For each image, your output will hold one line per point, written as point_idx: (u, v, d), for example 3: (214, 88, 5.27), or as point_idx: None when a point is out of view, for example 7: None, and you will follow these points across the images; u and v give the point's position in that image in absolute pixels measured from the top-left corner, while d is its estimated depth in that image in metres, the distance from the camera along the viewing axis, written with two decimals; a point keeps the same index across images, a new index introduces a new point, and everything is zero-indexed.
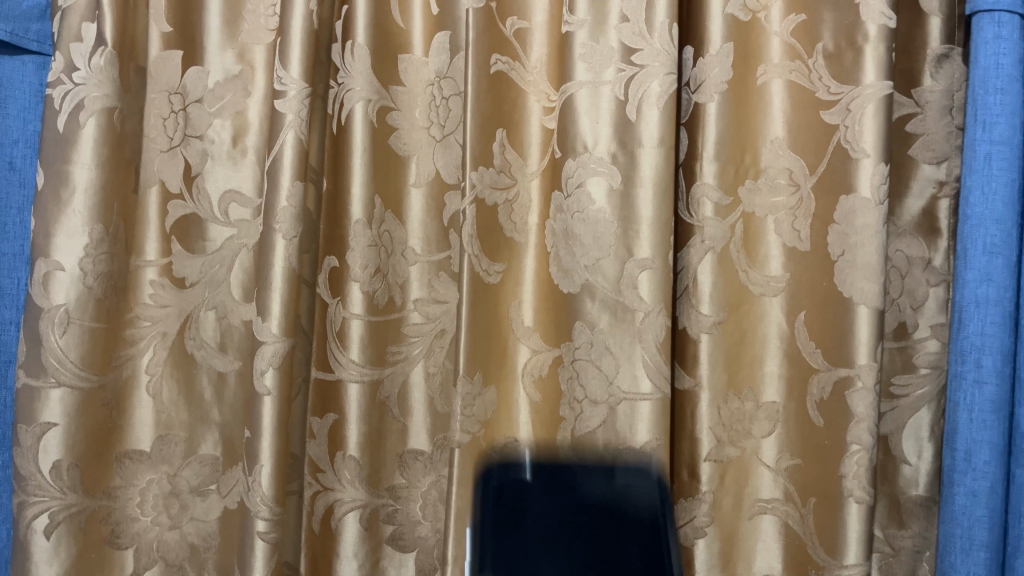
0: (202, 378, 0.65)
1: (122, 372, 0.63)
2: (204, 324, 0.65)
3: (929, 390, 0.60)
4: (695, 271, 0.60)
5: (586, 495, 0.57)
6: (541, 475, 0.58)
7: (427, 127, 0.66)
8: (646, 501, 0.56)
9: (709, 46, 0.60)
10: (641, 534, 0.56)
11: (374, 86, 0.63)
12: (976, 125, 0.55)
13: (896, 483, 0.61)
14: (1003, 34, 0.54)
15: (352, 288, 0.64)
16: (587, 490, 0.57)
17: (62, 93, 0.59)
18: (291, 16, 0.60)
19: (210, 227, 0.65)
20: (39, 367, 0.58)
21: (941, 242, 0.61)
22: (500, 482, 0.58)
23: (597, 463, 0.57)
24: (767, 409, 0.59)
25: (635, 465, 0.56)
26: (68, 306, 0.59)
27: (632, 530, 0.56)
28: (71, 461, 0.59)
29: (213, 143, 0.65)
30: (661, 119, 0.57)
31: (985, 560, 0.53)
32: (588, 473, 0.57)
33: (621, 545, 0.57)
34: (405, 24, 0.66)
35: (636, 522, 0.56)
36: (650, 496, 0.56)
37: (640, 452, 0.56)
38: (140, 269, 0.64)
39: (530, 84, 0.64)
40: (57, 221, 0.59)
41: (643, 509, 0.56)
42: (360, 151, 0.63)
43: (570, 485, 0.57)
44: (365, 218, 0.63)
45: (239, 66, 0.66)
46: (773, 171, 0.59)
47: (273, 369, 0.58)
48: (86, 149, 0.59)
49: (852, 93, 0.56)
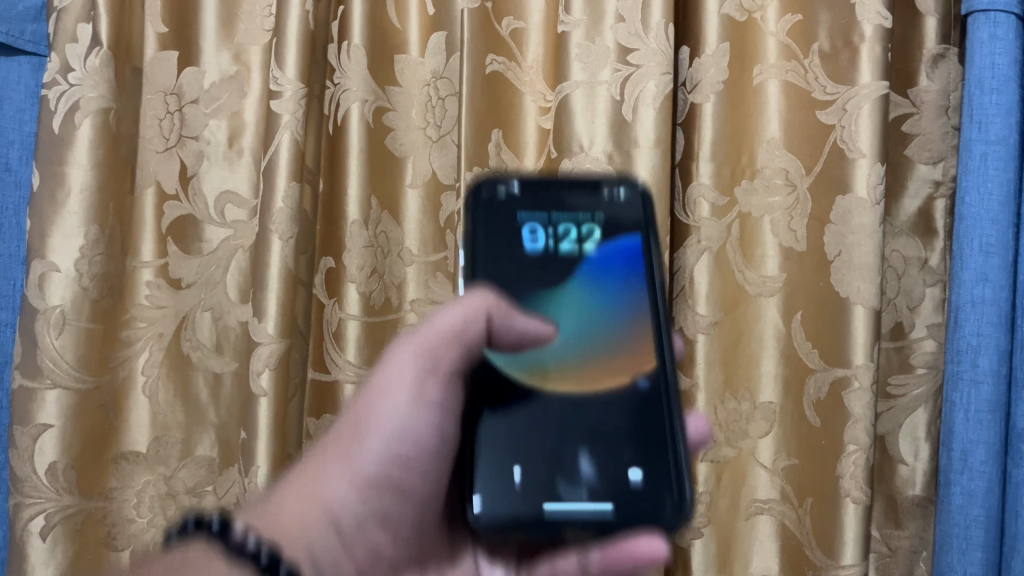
0: (198, 380, 0.64)
1: (118, 373, 0.63)
2: (200, 325, 0.64)
3: (926, 391, 0.60)
4: (692, 270, 0.59)
5: (567, 205, 0.44)
6: (523, 208, 0.44)
7: (423, 127, 0.65)
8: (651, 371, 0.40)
9: (705, 46, 0.59)
10: (650, 414, 0.39)
11: (370, 86, 0.63)
12: (972, 126, 0.55)
13: (893, 483, 0.61)
14: (999, 35, 0.54)
15: (349, 289, 0.63)
16: (565, 207, 0.44)
17: (57, 94, 0.59)
18: (287, 16, 0.60)
19: (207, 227, 0.65)
20: (36, 369, 0.58)
21: (937, 243, 0.61)
22: (493, 182, 0.44)
23: (582, 183, 0.44)
24: (763, 409, 0.59)
25: (620, 187, 0.44)
26: (63, 307, 0.58)
27: (633, 308, 0.42)
28: (66, 462, 0.59)
29: (208, 143, 0.65)
30: (656, 120, 0.57)
31: (981, 560, 0.53)
32: (575, 198, 0.44)
33: (620, 389, 0.40)
34: (401, 24, 0.66)
35: (634, 348, 0.41)
36: (643, 245, 0.43)
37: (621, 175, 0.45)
38: (137, 270, 0.64)
39: (526, 84, 0.64)
40: (52, 222, 0.58)
41: (637, 295, 0.42)
42: (357, 151, 0.62)
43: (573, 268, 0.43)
44: (362, 217, 0.63)
45: (236, 67, 0.65)
46: (769, 172, 0.58)
47: (269, 371, 0.58)
48: (81, 149, 0.59)
49: (848, 93, 0.56)
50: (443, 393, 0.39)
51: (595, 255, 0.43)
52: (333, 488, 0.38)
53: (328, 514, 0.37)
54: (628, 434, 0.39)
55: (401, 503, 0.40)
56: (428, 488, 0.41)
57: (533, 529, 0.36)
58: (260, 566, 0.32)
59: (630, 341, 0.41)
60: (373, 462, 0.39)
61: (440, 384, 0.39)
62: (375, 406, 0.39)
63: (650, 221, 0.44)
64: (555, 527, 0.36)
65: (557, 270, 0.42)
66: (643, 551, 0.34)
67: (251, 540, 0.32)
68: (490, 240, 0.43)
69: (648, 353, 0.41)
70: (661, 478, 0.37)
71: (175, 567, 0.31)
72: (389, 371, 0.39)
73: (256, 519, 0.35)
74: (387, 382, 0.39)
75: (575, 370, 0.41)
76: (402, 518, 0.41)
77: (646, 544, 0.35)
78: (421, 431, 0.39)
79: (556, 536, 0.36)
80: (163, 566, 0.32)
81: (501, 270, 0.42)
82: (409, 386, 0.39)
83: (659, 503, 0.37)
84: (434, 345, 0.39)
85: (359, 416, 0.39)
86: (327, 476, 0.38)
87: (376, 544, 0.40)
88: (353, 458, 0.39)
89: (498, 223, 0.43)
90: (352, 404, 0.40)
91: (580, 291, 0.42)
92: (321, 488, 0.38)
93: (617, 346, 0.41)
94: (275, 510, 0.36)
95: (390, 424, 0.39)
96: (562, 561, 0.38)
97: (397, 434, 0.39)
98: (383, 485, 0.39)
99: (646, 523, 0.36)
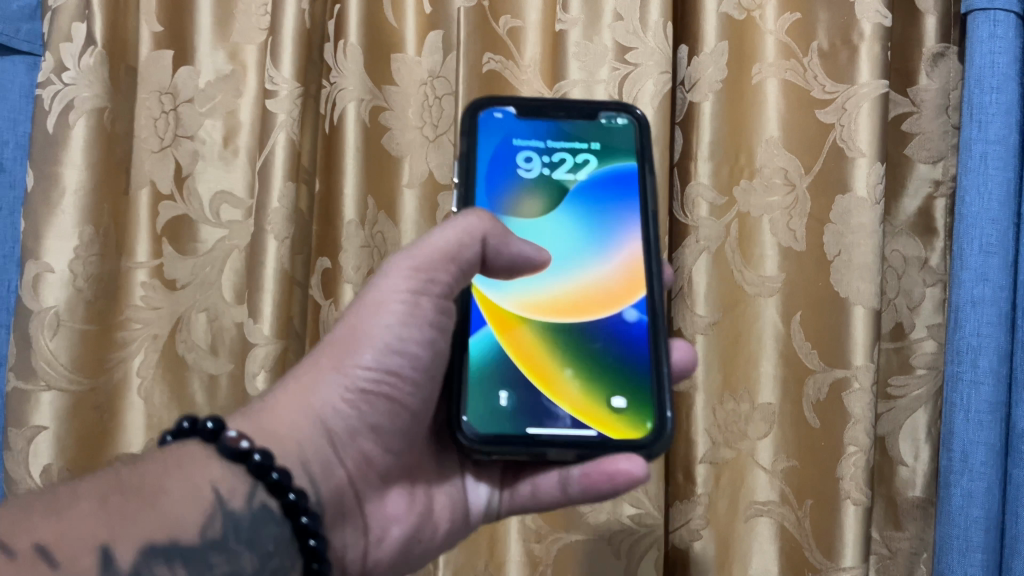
0: (193, 382, 0.63)
1: (113, 375, 0.62)
2: (195, 326, 0.63)
3: (926, 391, 0.60)
4: (690, 271, 0.59)
5: (564, 130, 0.50)
6: (526, 131, 0.50)
7: (420, 127, 0.65)
8: (636, 301, 0.47)
9: (704, 45, 0.59)
10: (634, 339, 0.46)
11: (367, 86, 0.62)
12: (971, 125, 0.55)
13: (893, 484, 0.61)
14: (998, 34, 0.54)
15: (345, 290, 0.62)
16: (564, 130, 0.50)
17: (52, 93, 0.59)
18: (283, 16, 0.60)
19: (202, 228, 0.64)
20: (30, 370, 0.58)
21: (938, 242, 0.61)
22: (496, 107, 0.50)
23: (582, 109, 0.50)
24: (762, 410, 0.58)
25: (619, 115, 0.50)
26: (58, 308, 0.58)
27: (625, 242, 0.48)
28: (61, 465, 0.59)
29: (203, 143, 0.64)
30: (655, 119, 0.57)
31: (981, 561, 0.53)
32: (574, 123, 0.50)
33: (609, 312, 0.47)
34: (397, 23, 0.65)
35: (623, 278, 0.48)
36: (638, 173, 0.49)
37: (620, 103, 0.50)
38: (131, 271, 0.63)
39: (524, 84, 0.63)
40: (47, 223, 0.58)
41: (631, 225, 0.49)
42: (353, 152, 0.62)
43: (561, 190, 0.49)
44: (358, 218, 0.62)
45: (231, 66, 0.65)
46: (768, 171, 0.58)
47: (264, 372, 0.59)
48: (75, 149, 0.59)
49: (847, 92, 0.56)
50: (433, 312, 0.42)
51: (592, 178, 0.49)
52: (327, 398, 0.41)
53: (318, 421, 0.41)
54: (611, 360, 0.46)
55: (391, 416, 0.43)
56: (419, 401, 0.44)
57: (520, 447, 0.42)
58: (253, 463, 0.37)
59: (620, 273, 0.48)
60: (366, 369, 0.41)
61: (433, 300, 0.42)
62: (368, 320, 0.42)
63: (646, 148, 0.49)
64: (540, 446, 0.43)
65: (554, 187, 0.49)
66: (621, 470, 0.42)
67: (244, 441, 0.37)
68: (493, 158, 0.49)
69: (634, 282, 0.48)
70: (641, 403, 0.45)
71: (172, 465, 0.36)
72: (385, 290, 0.42)
73: (249, 427, 0.39)
74: (381, 299, 0.42)
75: (569, 296, 0.48)
76: (392, 429, 0.44)
77: (626, 464, 0.42)
78: (412, 344, 0.42)
79: (541, 455, 0.43)
80: (160, 465, 0.36)
81: (505, 191, 0.49)
82: (400, 302, 0.42)
83: (637, 425, 0.44)
84: (429, 261, 0.42)
85: (349, 332, 0.42)
86: (320, 386, 0.41)
87: (364, 450, 0.43)
88: (346, 366, 0.41)
89: (501, 144, 0.49)
90: (344, 320, 0.43)
91: (576, 219, 0.49)
92: (315, 397, 0.41)
93: (608, 273, 0.48)
94: (267, 418, 0.40)
95: (382, 337, 0.42)
96: (542, 480, 0.47)
97: (389, 346, 0.42)
98: (374, 395, 0.42)
99: (628, 450, 0.43)
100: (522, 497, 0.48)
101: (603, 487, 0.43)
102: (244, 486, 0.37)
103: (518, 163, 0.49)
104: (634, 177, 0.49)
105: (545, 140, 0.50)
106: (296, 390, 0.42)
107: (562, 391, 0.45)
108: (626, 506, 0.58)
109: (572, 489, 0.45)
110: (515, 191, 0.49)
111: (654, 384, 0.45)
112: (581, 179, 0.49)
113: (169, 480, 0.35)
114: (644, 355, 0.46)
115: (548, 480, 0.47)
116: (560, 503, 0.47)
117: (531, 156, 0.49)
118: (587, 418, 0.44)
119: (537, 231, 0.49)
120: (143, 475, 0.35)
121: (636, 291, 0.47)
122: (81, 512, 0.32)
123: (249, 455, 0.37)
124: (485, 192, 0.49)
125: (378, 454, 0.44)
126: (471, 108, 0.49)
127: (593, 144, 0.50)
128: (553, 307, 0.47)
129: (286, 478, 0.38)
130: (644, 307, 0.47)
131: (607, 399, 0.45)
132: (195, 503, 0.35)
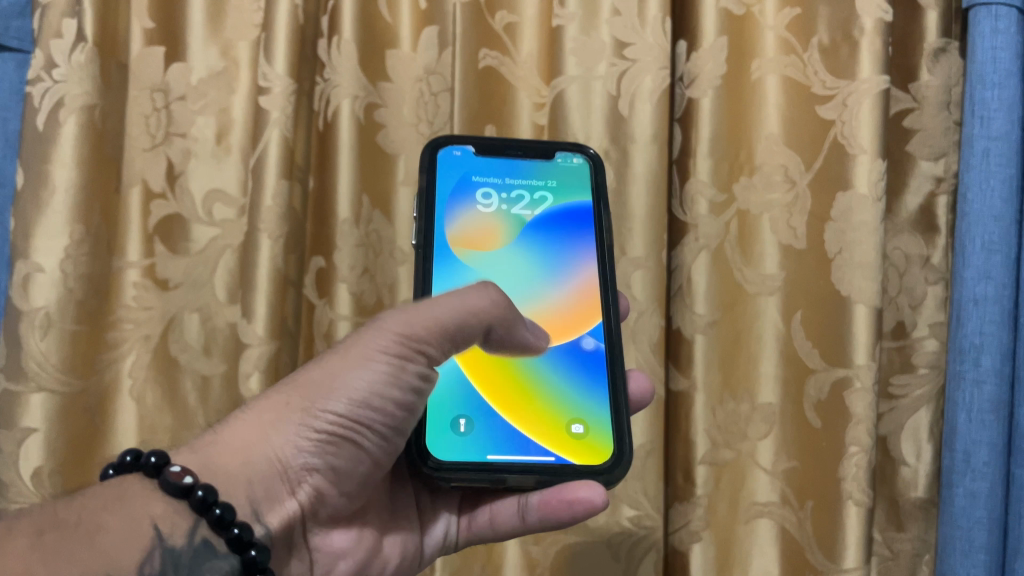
0: (186, 383, 0.62)
1: (104, 376, 0.61)
2: (188, 327, 0.61)
3: (929, 391, 0.59)
4: (689, 269, 0.58)
5: (522, 168, 0.51)
6: (485, 169, 0.51)
7: (415, 124, 0.63)
8: (593, 329, 0.48)
9: (704, 39, 0.58)
10: (593, 365, 0.47)
11: (361, 82, 0.61)
12: (974, 121, 0.54)
13: (895, 485, 0.60)
14: (1000, 28, 0.53)
15: (339, 289, 0.60)
16: (522, 168, 0.52)
17: (41, 90, 0.58)
18: (276, 11, 0.59)
19: (194, 227, 0.62)
20: (21, 371, 0.57)
21: (940, 240, 0.61)
22: (456, 145, 0.51)
23: (539, 148, 0.51)
24: (763, 410, 0.57)
25: (573, 155, 0.52)
26: (48, 308, 0.58)
27: (581, 275, 0.49)
28: (52, 466, 0.58)
29: (196, 141, 0.63)
30: (654, 115, 0.57)
31: (984, 562, 0.52)
32: (531, 162, 0.51)
33: (566, 340, 0.48)
34: (392, 18, 0.63)
35: (579, 308, 0.48)
36: (593, 209, 0.50)
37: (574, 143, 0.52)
38: (122, 271, 0.62)
39: (520, 80, 0.63)
40: (37, 221, 0.57)
41: (587, 258, 0.50)
42: (347, 149, 0.60)
43: (519, 224, 0.50)
44: (353, 216, 0.61)
45: (224, 63, 0.64)
46: (768, 168, 0.57)
47: (258, 373, 0.58)
48: (66, 147, 0.58)
49: (849, 87, 0.55)
50: (417, 379, 0.41)
51: (549, 213, 0.51)
52: (287, 440, 0.40)
53: (274, 462, 0.39)
54: (571, 387, 0.47)
55: (351, 462, 0.42)
56: (384, 451, 0.42)
57: (479, 475, 0.42)
58: (196, 500, 0.36)
59: (579, 301, 0.49)
60: (334, 418, 0.40)
61: (419, 370, 0.41)
62: (346, 372, 0.40)
63: (601, 186, 0.51)
64: (499, 471, 0.43)
65: (511, 223, 0.50)
66: (580, 499, 0.42)
67: (187, 477, 0.36)
68: (452, 194, 0.50)
69: (590, 311, 0.48)
70: (599, 429, 0.45)
71: (113, 500, 0.35)
72: (371, 347, 0.41)
73: (195, 462, 0.38)
74: (364, 355, 0.40)
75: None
76: (351, 473, 0.42)
77: (585, 492, 0.42)
78: (387, 404, 0.41)
79: (500, 480, 0.43)
80: (100, 499, 0.35)
81: (462, 224, 0.50)
82: (384, 363, 0.40)
83: (595, 449, 0.45)
84: (425, 334, 0.40)
85: (324, 377, 0.40)
86: (283, 426, 0.40)
87: (317, 490, 0.41)
88: (314, 411, 0.40)
89: (460, 182, 0.50)
90: (322, 363, 0.41)
91: (534, 253, 0.50)
92: (272, 437, 0.39)
93: (567, 302, 0.49)
94: (217, 452, 0.39)
95: (357, 391, 0.40)
96: (500, 509, 0.47)
97: (363, 400, 0.40)
98: (338, 442, 0.40)
99: (587, 476, 0.43)
100: (480, 525, 0.48)
101: (563, 515, 0.42)
102: (186, 522, 0.36)
103: (477, 200, 0.50)
104: (590, 213, 0.51)
105: (504, 177, 0.51)
106: (254, 424, 0.40)
107: (520, 416, 0.45)
108: (626, 508, 0.58)
109: (531, 518, 0.45)
110: (475, 226, 0.50)
111: (611, 408, 0.45)
112: (538, 215, 0.50)
113: (108, 517, 0.34)
114: (602, 380, 0.47)
115: (508, 508, 0.47)
116: (517, 532, 0.46)
117: (490, 192, 0.50)
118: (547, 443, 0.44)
119: (496, 266, 0.49)
120: (81, 512, 0.34)
121: (592, 319, 0.48)
122: (15, 548, 0.30)
123: (190, 492, 0.36)
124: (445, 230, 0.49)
125: (333, 494, 0.42)
126: (431, 146, 0.50)
127: (549, 182, 0.51)
128: None
129: (229, 513, 0.37)
130: (600, 334, 0.48)
131: (567, 426, 0.45)
132: (133, 540, 0.34)
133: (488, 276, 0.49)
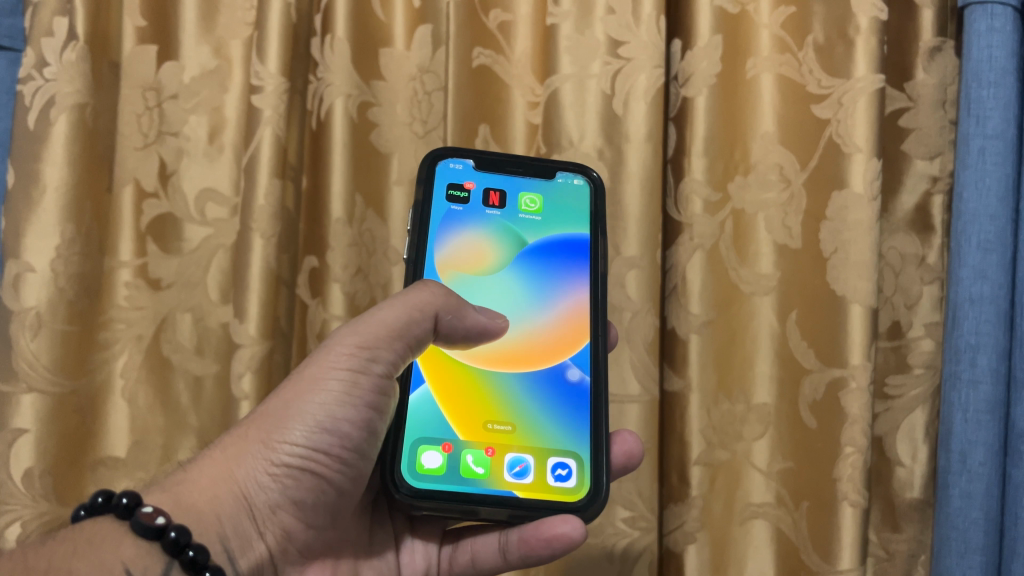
0: (179, 384, 0.62)
1: (95, 376, 0.60)
2: (181, 327, 0.62)
3: (925, 391, 0.59)
4: (684, 269, 0.58)
5: (521, 185, 0.51)
6: (481, 183, 0.50)
7: (409, 123, 0.63)
8: (576, 357, 0.48)
9: (698, 38, 0.58)
10: (577, 395, 0.47)
11: (354, 81, 0.61)
12: (969, 120, 0.54)
13: (891, 485, 0.60)
14: (996, 27, 0.53)
15: (332, 288, 0.60)
16: (520, 185, 0.51)
17: (32, 88, 0.57)
18: (269, 8, 0.59)
19: (186, 226, 0.62)
20: (11, 371, 0.56)
21: (935, 240, 0.60)
22: (455, 159, 0.50)
23: (539, 166, 0.51)
24: (758, 411, 0.57)
25: (575, 176, 0.51)
26: (39, 308, 0.56)
27: (571, 297, 0.49)
28: (43, 468, 0.57)
29: (188, 140, 0.63)
30: (647, 114, 0.57)
31: (981, 563, 0.52)
32: (530, 179, 0.51)
33: (551, 364, 0.47)
34: (386, 16, 0.63)
35: (566, 330, 0.48)
36: (590, 232, 0.50)
37: (576, 163, 0.52)
38: (114, 270, 0.61)
39: (514, 78, 0.63)
40: (27, 221, 0.57)
41: (577, 285, 0.49)
42: (341, 146, 0.60)
43: (516, 238, 0.50)
44: (347, 215, 0.60)
45: (216, 61, 0.64)
46: (763, 168, 0.57)
47: (250, 373, 0.57)
48: (56, 145, 0.57)
49: (844, 87, 0.55)
50: (371, 394, 0.41)
51: (544, 231, 0.50)
52: (250, 474, 0.40)
53: (239, 496, 0.39)
54: (553, 419, 0.46)
55: (314, 491, 0.41)
56: (346, 477, 0.42)
57: (453, 506, 0.42)
58: (168, 541, 0.36)
59: (560, 329, 0.48)
60: (294, 447, 0.40)
61: (372, 381, 0.41)
62: (303, 396, 0.41)
63: (600, 210, 0.50)
64: (472, 502, 0.42)
65: (505, 239, 0.50)
66: (558, 535, 0.41)
67: (160, 518, 0.36)
68: (449, 207, 0.49)
69: (573, 339, 0.48)
70: (578, 463, 0.45)
71: (83, 544, 0.35)
72: (324, 366, 0.41)
73: (167, 501, 0.38)
74: (318, 376, 0.41)
75: (512, 348, 0.48)
76: (315, 505, 0.42)
77: (563, 528, 0.41)
78: (345, 426, 0.41)
79: (473, 512, 0.42)
80: (69, 546, 0.35)
81: (457, 238, 0.49)
82: (338, 380, 0.41)
83: (571, 485, 0.44)
84: (372, 337, 0.41)
85: (281, 406, 0.41)
86: (245, 459, 0.40)
87: (283, 525, 0.41)
88: (273, 441, 0.40)
89: (456, 195, 0.50)
90: (278, 393, 0.42)
91: (526, 276, 0.49)
92: (234, 474, 0.40)
93: (551, 329, 0.48)
94: (186, 491, 0.39)
95: (313, 415, 0.40)
96: (480, 546, 0.47)
97: (320, 423, 0.40)
98: (299, 472, 0.40)
99: (563, 512, 0.43)
100: (460, 564, 0.47)
101: (542, 552, 0.42)
102: (158, 565, 0.36)
103: (471, 216, 0.49)
104: (586, 236, 0.50)
105: (502, 195, 0.50)
106: (219, 461, 0.40)
107: (499, 452, 0.44)
108: (620, 509, 0.57)
109: (513, 556, 0.45)
110: (468, 242, 0.49)
111: (591, 445, 0.45)
112: (532, 233, 0.50)
113: (77, 562, 0.34)
114: (585, 413, 0.46)
115: (486, 546, 0.47)
116: (500, 569, 0.46)
117: (486, 207, 0.50)
118: (523, 477, 0.44)
119: (487, 286, 0.48)
120: (50, 559, 0.34)
121: (580, 342, 0.48)
122: None
123: (164, 532, 0.36)
124: (437, 246, 0.49)
125: (300, 530, 0.42)
126: (430, 158, 0.49)
127: (547, 201, 0.51)
128: (493, 358, 0.47)
129: (203, 555, 0.37)
130: (585, 365, 0.47)
131: (545, 461, 0.45)
132: None
133: (478, 294, 0.48)
